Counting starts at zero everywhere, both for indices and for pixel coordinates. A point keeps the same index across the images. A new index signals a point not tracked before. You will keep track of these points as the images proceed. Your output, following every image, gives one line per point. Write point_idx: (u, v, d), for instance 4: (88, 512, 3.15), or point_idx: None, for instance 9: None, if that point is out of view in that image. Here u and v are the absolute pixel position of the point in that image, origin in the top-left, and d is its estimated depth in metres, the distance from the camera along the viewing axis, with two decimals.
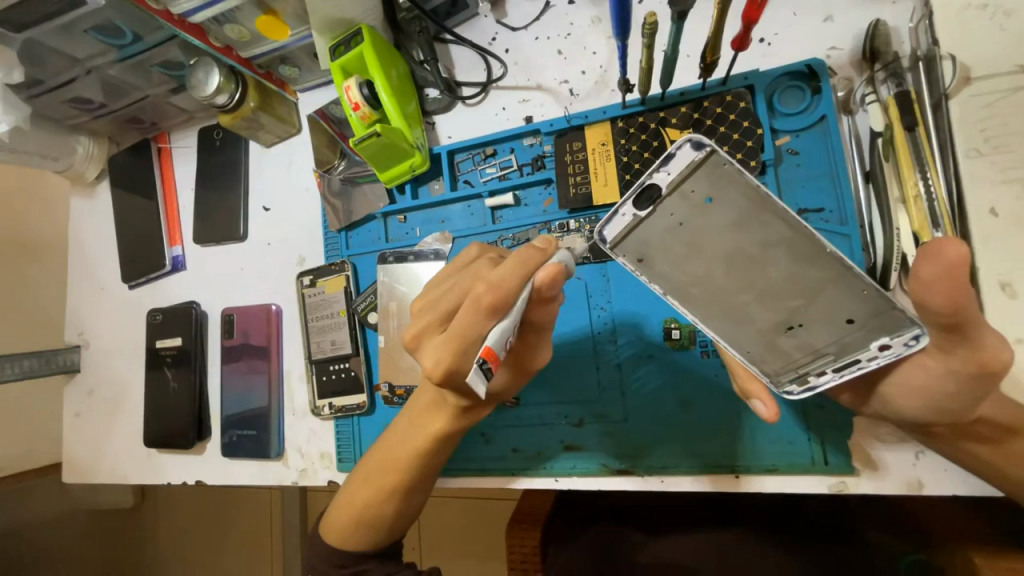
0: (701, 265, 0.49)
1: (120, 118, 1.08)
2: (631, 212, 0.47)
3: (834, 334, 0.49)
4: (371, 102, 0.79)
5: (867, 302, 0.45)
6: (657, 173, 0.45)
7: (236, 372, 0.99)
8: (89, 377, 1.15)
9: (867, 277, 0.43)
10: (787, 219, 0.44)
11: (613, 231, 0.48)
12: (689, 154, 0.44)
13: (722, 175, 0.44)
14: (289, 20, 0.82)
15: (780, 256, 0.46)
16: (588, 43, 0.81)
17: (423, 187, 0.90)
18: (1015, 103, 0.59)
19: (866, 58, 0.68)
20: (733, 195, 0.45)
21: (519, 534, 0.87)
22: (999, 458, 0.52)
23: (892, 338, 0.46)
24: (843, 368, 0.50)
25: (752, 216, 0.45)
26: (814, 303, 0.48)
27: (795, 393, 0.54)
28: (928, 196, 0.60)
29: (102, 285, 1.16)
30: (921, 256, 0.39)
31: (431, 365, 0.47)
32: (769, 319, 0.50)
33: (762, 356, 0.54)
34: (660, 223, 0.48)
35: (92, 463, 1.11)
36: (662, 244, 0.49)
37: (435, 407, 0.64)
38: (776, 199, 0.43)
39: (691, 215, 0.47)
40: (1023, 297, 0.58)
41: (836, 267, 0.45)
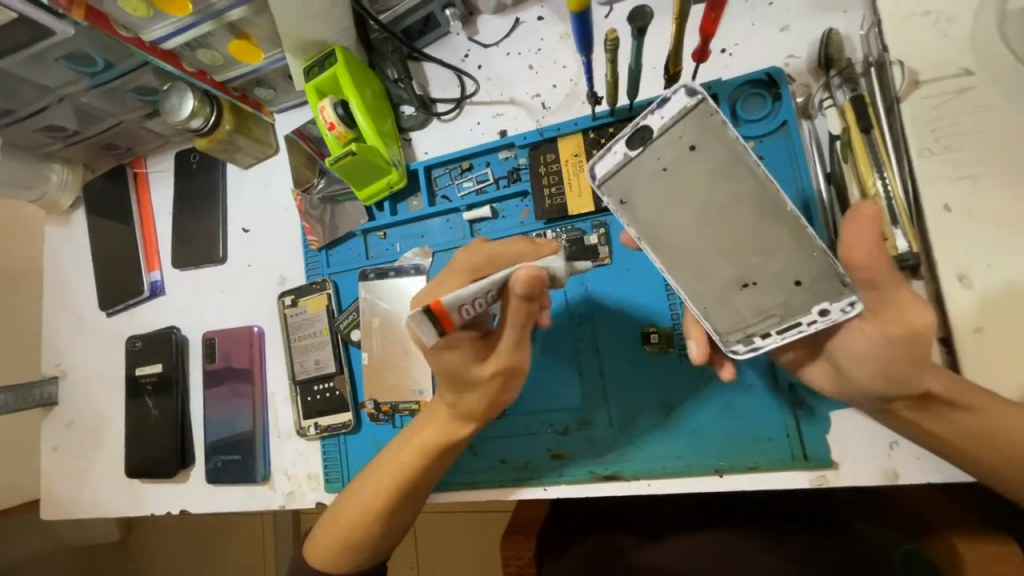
0: (675, 213, 0.54)
1: (94, 145, 1.07)
2: (623, 150, 0.54)
3: (783, 296, 0.53)
4: (345, 121, 0.80)
5: (816, 263, 0.51)
6: (652, 114, 0.52)
7: (219, 396, 0.97)
8: (67, 409, 1.12)
9: (818, 238, 0.51)
10: (758, 173, 0.51)
11: (603, 167, 0.54)
12: (683, 99, 0.52)
13: (709, 125, 0.52)
14: (261, 43, 0.83)
15: (746, 212, 0.52)
16: (558, 57, 0.83)
17: (401, 203, 0.90)
18: (960, 104, 0.63)
19: (821, 65, 0.71)
20: (714, 146, 0.52)
21: (514, 545, 0.81)
22: (962, 440, 0.53)
23: (831, 304, 0.51)
24: (786, 330, 0.53)
25: (727, 169, 0.52)
26: (769, 262, 0.53)
27: (740, 354, 0.55)
28: (886, 195, 0.63)
29: (80, 314, 1.14)
30: (847, 220, 0.43)
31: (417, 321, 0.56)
32: (728, 274, 0.54)
33: (716, 314, 0.56)
34: (646, 164, 0.54)
35: (71, 498, 1.08)
36: (644, 187, 0.54)
37: (431, 414, 0.69)
38: (751, 154, 0.51)
39: (675, 160, 0.53)
40: (978, 287, 0.60)
41: (793, 227, 0.51)
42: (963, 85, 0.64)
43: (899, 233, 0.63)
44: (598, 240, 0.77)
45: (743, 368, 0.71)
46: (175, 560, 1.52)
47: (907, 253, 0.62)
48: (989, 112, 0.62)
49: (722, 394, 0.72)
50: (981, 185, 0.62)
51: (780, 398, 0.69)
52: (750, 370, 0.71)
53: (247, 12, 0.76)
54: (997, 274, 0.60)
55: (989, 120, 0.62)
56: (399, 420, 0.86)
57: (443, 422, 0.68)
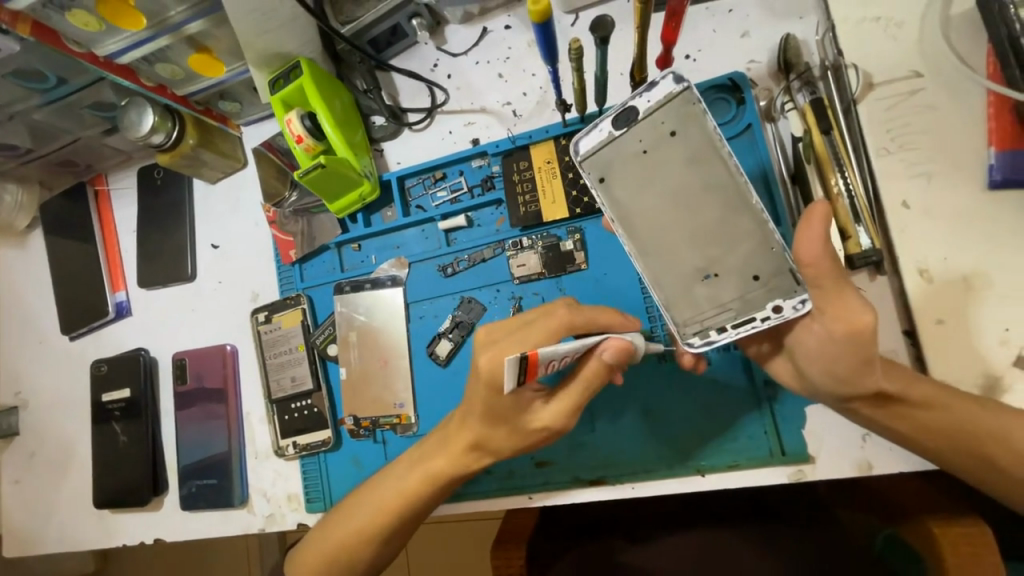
0: (649, 196, 0.56)
1: (51, 163, 1.02)
2: (607, 129, 0.57)
3: (741, 289, 0.54)
4: (313, 134, 0.79)
5: (772, 258, 0.53)
6: (639, 98, 0.56)
7: (192, 419, 0.94)
8: (30, 439, 1.07)
9: (777, 235, 0.53)
10: (730, 163, 0.54)
11: (587, 144, 0.58)
12: (670, 86, 0.55)
13: (690, 112, 0.55)
14: (223, 56, 0.81)
15: (716, 201, 0.54)
16: (527, 65, 0.84)
17: (376, 215, 0.89)
18: (912, 105, 0.66)
19: (781, 70, 0.73)
20: (693, 133, 0.55)
21: (504, 553, 0.76)
22: (916, 432, 0.56)
23: (784, 301, 0.52)
24: (740, 325, 0.54)
25: (702, 157, 0.55)
26: (730, 253, 0.54)
27: (696, 346, 0.55)
28: (847, 193, 0.66)
29: (40, 339, 1.09)
30: (801, 219, 0.50)
31: (489, 359, 0.55)
32: (692, 262, 0.55)
33: (676, 302, 0.56)
34: (628, 144, 0.57)
35: (35, 533, 1.03)
36: (624, 167, 0.57)
37: (445, 443, 0.66)
38: (725, 143, 0.54)
39: (655, 143, 0.56)
40: (938, 281, 0.63)
41: (758, 221, 0.54)
42: (914, 87, 0.66)
43: (861, 229, 0.65)
44: (573, 246, 0.77)
45: (719, 367, 0.72)
46: None
47: (869, 249, 0.65)
48: (940, 112, 0.65)
49: (701, 395, 0.73)
50: (936, 181, 0.64)
51: (756, 395, 0.71)
52: (727, 368, 0.72)
53: (206, 26, 0.74)
54: (953, 267, 0.63)
55: (939, 119, 0.65)
56: (380, 434, 0.84)
57: (456, 453, 0.64)
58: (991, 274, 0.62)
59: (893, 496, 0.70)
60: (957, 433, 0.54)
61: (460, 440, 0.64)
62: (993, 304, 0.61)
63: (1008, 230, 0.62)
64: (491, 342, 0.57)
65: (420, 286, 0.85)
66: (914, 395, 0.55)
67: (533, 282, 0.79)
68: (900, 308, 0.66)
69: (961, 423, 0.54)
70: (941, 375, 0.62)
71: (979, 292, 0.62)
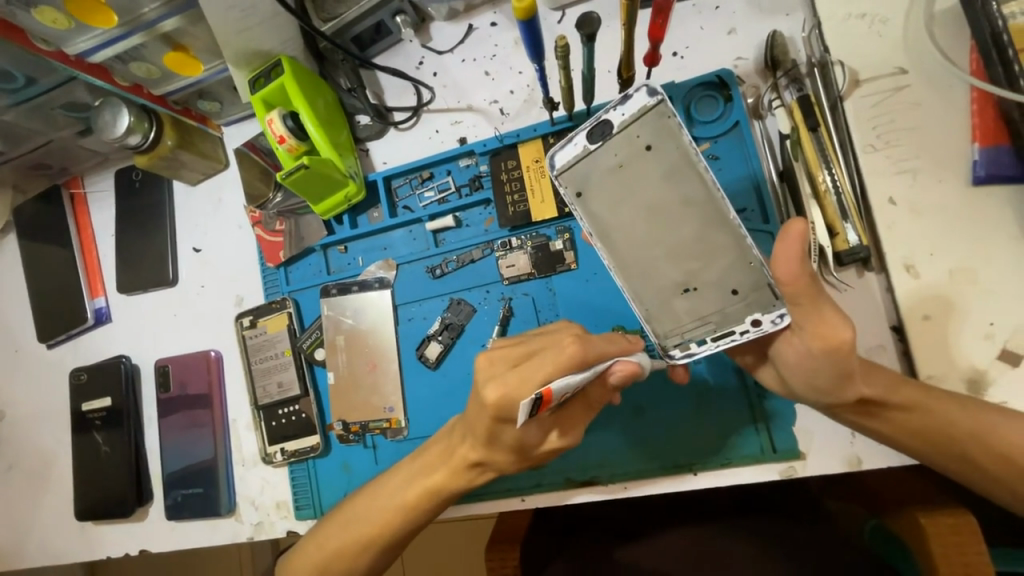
0: (626, 211, 0.55)
1: (23, 165, 0.99)
2: (583, 143, 0.56)
3: (720, 303, 0.54)
4: (296, 134, 0.77)
5: (751, 273, 0.53)
6: (613, 111, 0.55)
7: (176, 427, 0.92)
8: (7, 450, 1.04)
9: (756, 250, 0.52)
10: (706, 177, 0.53)
11: (563, 159, 0.57)
12: (644, 99, 0.54)
13: (664, 126, 0.54)
14: (201, 54, 0.79)
15: (693, 216, 0.53)
16: (514, 63, 0.83)
17: (362, 216, 0.88)
18: (897, 101, 0.66)
19: (768, 67, 0.73)
20: (668, 147, 0.54)
21: (501, 554, 0.75)
22: (898, 433, 0.56)
23: (763, 315, 0.52)
24: (720, 337, 0.53)
25: (678, 171, 0.54)
26: (709, 268, 0.54)
27: (676, 358, 0.55)
28: (835, 190, 0.65)
29: (17, 347, 1.06)
30: (776, 238, 0.46)
31: (493, 392, 0.48)
32: (671, 277, 0.55)
33: (657, 315, 0.56)
34: (603, 159, 0.56)
35: (15, 547, 1.00)
36: (600, 182, 0.56)
37: (446, 455, 0.63)
38: (702, 157, 0.53)
39: (630, 157, 0.55)
40: (924, 277, 0.63)
41: (735, 235, 0.53)
42: (900, 83, 0.66)
43: (849, 226, 0.65)
44: (563, 246, 0.76)
45: (710, 366, 0.72)
46: None
47: (857, 246, 0.65)
48: (925, 109, 0.65)
49: (692, 393, 0.73)
50: (922, 178, 0.64)
51: (747, 393, 0.71)
52: (718, 367, 0.72)
53: (181, 23, 0.72)
54: (940, 263, 0.63)
55: (925, 116, 0.65)
56: (370, 439, 0.83)
57: (457, 466, 0.62)
58: (976, 270, 0.62)
59: (882, 490, 0.71)
60: (947, 430, 0.54)
61: (461, 454, 0.61)
62: (978, 299, 0.62)
63: (991, 226, 0.62)
64: (493, 369, 0.50)
65: (408, 288, 0.84)
66: (901, 392, 0.55)
67: (523, 283, 0.78)
68: (888, 304, 0.66)
69: (949, 421, 0.54)
70: (928, 370, 0.62)
71: (965, 287, 0.62)
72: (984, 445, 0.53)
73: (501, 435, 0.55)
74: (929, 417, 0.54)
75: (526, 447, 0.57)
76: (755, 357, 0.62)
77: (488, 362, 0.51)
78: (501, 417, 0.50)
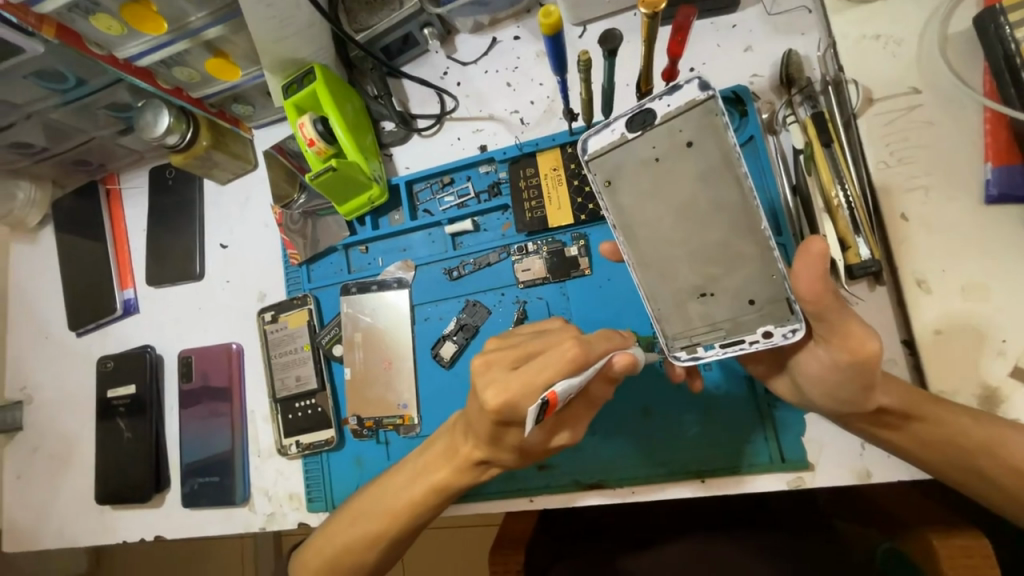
0: (656, 208, 0.53)
1: (64, 161, 1.04)
2: (620, 130, 0.54)
3: (734, 312, 0.53)
4: (326, 137, 0.81)
5: (770, 286, 0.52)
6: (659, 100, 0.52)
7: (196, 416, 0.95)
8: (32, 435, 1.07)
9: (780, 262, 0.51)
10: (744, 183, 0.50)
11: (596, 144, 0.55)
12: (694, 92, 0.51)
13: (711, 122, 0.51)
14: (239, 60, 0.83)
15: (723, 221, 0.52)
16: (534, 75, 0.86)
17: (384, 218, 0.91)
18: (910, 120, 0.68)
19: (783, 84, 0.74)
20: (711, 145, 0.51)
21: (503, 558, 0.76)
22: (910, 444, 0.57)
23: (776, 327, 0.52)
24: (728, 345, 0.54)
25: (717, 172, 0.51)
26: (729, 276, 0.53)
27: (681, 359, 0.56)
28: (848, 205, 0.66)
29: (47, 333, 1.10)
30: (797, 256, 0.46)
31: (492, 397, 0.48)
32: (688, 280, 0.54)
33: (668, 316, 0.56)
34: (639, 151, 0.53)
35: (36, 529, 1.03)
36: (633, 174, 0.54)
37: (449, 454, 0.62)
38: (743, 161, 0.50)
39: (669, 152, 0.52)
40: (936, 291, 0.64)
41: (763, 246, 0.51)
42: (913, 103, 0.68)
43: (860, 240, 0.66)
44: (578, 252, 0.78)
45: (720, 375, 0.73)
46: None
47: (869, 260, 0.65)
48: (939, 128, 0.67)
49: (702, 400, 0.74)
50: (934, 194, 0.66)
51: (756, 401, 0.72)
52: (728, 377, 0.73)
53: (224, 31, 0.76)
54: (951, 278, 0.64)
55: (939, 135, 0.67)
56: (384, 435, 0.85)
57: (461, 465, 0.61)
58: (989, 286, 0.63)
59: (890, 505, 0.71)
60: (960, 444, 0.54)
61: (462, 452, 0.61)
62: (990, 315, 0.62)
63: (1004, 243, 0.63)
64: (490, 372, 0.50)
65: (425, 288, 0.86)
66: (917, 405, 0.55)
67: (538, 287, 0.81)
68: (900, 318, 0.67)
69: (962, 433, 0.54)
70: (939, 384, 0.63)
71: (978, 303, 0.63)
72: (997, 458, 0.54)
73: (502, 437, 0.55)
74: (941, 427, 0.55)
75: (527, 447, 0.57)
76: (769, 368, 0.62)
77: (485, 365, 0.50)
78: (501, 420, 0.50)
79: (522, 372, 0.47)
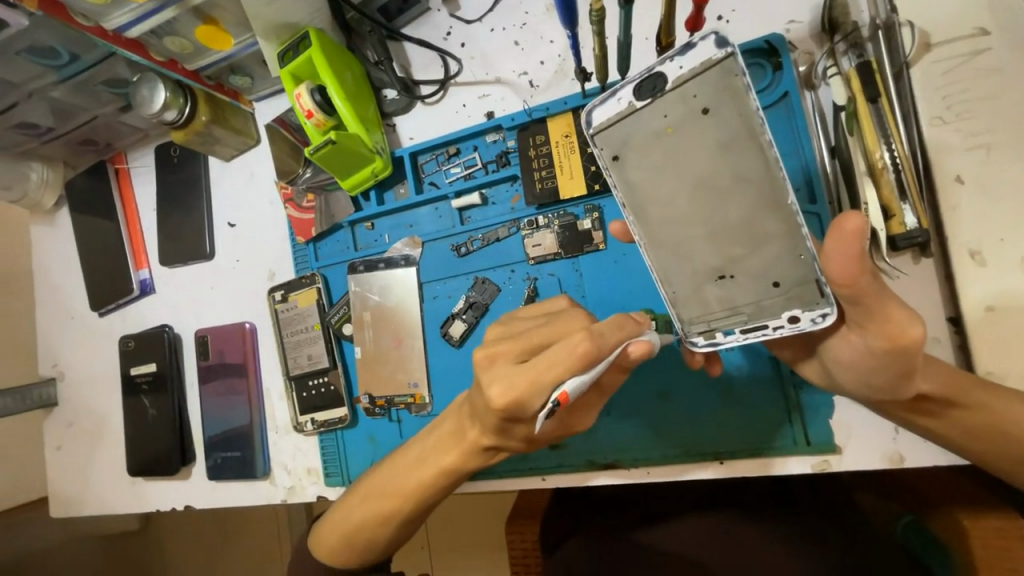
0: (669, 184, 0.48)
1: (71, 141, 1.03)
2: (627, 99, 0.48)
3: (757, 294, 0.49)
4: (323, 108, 0.77)
5: (797, 267, 0.47)
6: (669, 62, 0.45)
7: (215, 393, 0.97)
8: (67, 409, 1.12)
9: (810, 240, 0.45)
10: (769, 153, 0.44)
11: (601, 116, 0.49)
12: (710, 50, 0.44)
13: (730, 85, 0.44)
14: (230, 27, 0.79)
15: (744, 196, 0.46)
16: (544, 31, 0.79)
17: (389, 192, 0.88)
18: (973, 68, 0.60)
19: (825, 30, 0.66)
20: (730, 111, 0.44)
21: (519, 528, 0.87)
22: (950, 431, 0.52)
23: (803, 311, 0.47)
24: (750, 331, 0.50)
25: (737, 142, 0.45)
26: (751, 256, 0.48)
27: (698, 345, 0.53)
28: (894, 167, 0.59)
29: (72, 313, 1.13)
30: (828, 234, 0.39)
31: (498, 394, 0.45)
32: (706, 261, 0.50)
33: (684, 301, 0.52)
34: (649, 121, 0.47)
35: (77, 497, 1.09)
36: (643, 146, 0.48)
37: (457, 437, 0.60)
38: (768, 128, 0.43)
39: (682, 121, 0.46)
40: (992, 264, 0.58)
41: (790, 223, 0.45)
42: (978, 47, 0.60)
43: (907, 207, 0.59)
44: (591, 225, 0.74)
45: (743, 356, 0.69)
46: (191, 552, 1.54)
47: (915, 230, 0.59)
48: (1007, 76, 0.59)
49: (722, 380, 0.70)
50: (997, 154, 0.58)
51: (781, 382, 0.67)
52: (750, 356, 0.69)
53: None
54: (1010, 249, 0.57)
55: (1006, 84, 0.59)
56: (396, 413, 0.85)
57: (468, 449, 0.59)
58: None
59: (924, 488, 0.67)
60: (1009, 432, 0.50)
61: (470, 437, 0.59)
62: None
63: None
64: (495, 367, 0.46)
65: (433, 266, 0.83)
66: (962, 390, 0.50)
67: (549, 263, 0.77)
68: (947, 294, 0.61)
69: (1011, 420, 0.50)
70: (988, 365, 0.57)
71: None
72: None
73: (511, 427, 0.53)
74: (988, 414, 0.50)
75: (538, 437, 0.55)
76: (797, 352, 0.57)
77: (490, 359, 0.47)
78: (507, 415, 0.47)
79: (529, 369, 0.45)
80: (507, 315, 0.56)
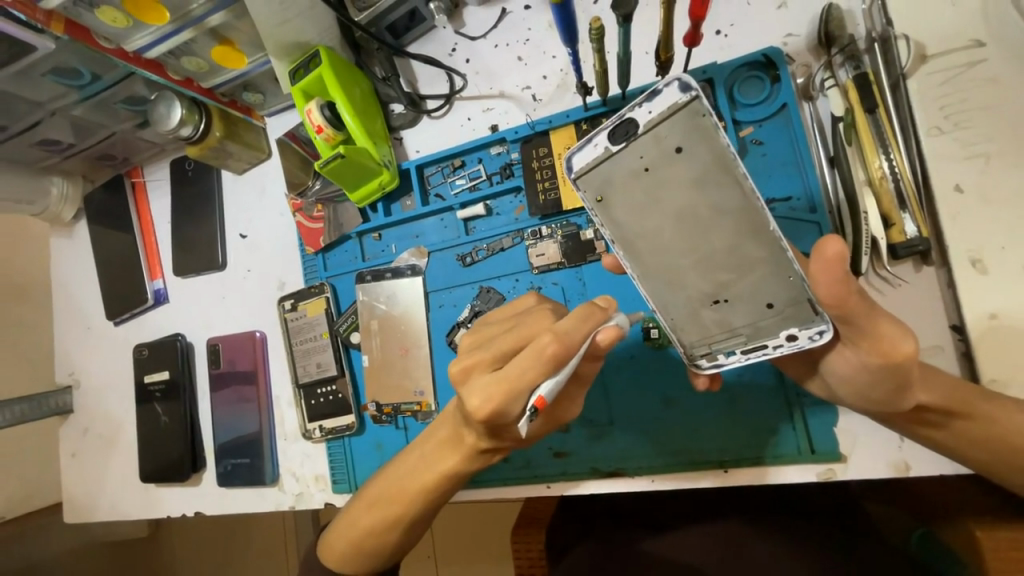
0: (653, 220, 0.48)
1: (91, 156, 1.07)
2: (604, 143, 0.48)
3: (753, 317, 0.50)
4: (332, 123, 0.79)
5: (788, 287, 0.48)
6: (639, 108, 0.46)
7: (226, 400, 0.98)
8: (83, 416, 1.14)
9: (796, 263, 0.46)
10: (744, 186, 0.45)
11: (580, 161, 0.49)
12: (675, 94, 0.45)
13: (698, 125, 0.45)
14: (244, 47, 0.83)
15: (726, 226, 0.47)
16: (547, 47, 0.81)
17: (395, 204, 0.90)
18: (970, 79, 0.61)
19: (821, 43, 0.67)
20: (702, 149, 0.45)
21: (525, 538, 0.81)
22: (955, 442, 0.52)
23: (800, 329, 0.49)
24: (750, 351, 0.52)
25: (712, 178, 0.45)
26: (743, 280, 0.49)
27: (703, 366, 0.56)
28: (892, 176, 0.60)
29: (88, 322, 1.16)
30: (812, 259, 0.40)
31: (477, 406, 0.46)
32: (699, 288, 0.51)
33: (683, 326, 0.54)
34: (627, 163, 0.47)
35: (92, 502, 1.11)
36: (623, 187, 0.48)
37: (455, 443, 0.61)
38: (739, 161, 0.44)
39: (658, 161, 0.46)
40: (993, 272, 0.58)
41: (774, 247, 0.46)
42: (974, 58, 0.61)
43: (906, 216, 0.60)
44: (593, 235, 0.74)
45: (746, 364, 0.70)
46: (200, 559, 1.54)
47: (914, 238, 0.60)
48: (1005, 85, 0.60)
49: (726, 388, 0.71)
50: (996, 163, 0.59)
51: (785, 390, 0.68)
52: (752, 365, 0.69)
53: (227, 17, 0.75)
54: (1011, 257, 0.58)
55: (1005, 93, 0.60)
56: (402, 421, 0.86)
57: (467, 453, 0.60)
58: None
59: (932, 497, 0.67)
60: (1015, 443, 0.50)
61: (467, 441, 0.59)
62: None
63: None
64: (471, 380, 0.48)
65: (438, 275, 0.85)
66: (963, 399, 0.51)
67: (553, 272, 0.78)
68: (949, 302, 0.61)
69: (1016, 430, 0.50)
70: (992, 374, 0.57)
71: None
72: None
73: (502, 431, 0.54)
74: (990, 424, 0.50)
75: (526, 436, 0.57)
76: (797, 365, 0.58)
77: (464, 373, 0.48)
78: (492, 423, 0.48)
79: (502, 376, 0.45)
80: (479, 320, 0.57)
